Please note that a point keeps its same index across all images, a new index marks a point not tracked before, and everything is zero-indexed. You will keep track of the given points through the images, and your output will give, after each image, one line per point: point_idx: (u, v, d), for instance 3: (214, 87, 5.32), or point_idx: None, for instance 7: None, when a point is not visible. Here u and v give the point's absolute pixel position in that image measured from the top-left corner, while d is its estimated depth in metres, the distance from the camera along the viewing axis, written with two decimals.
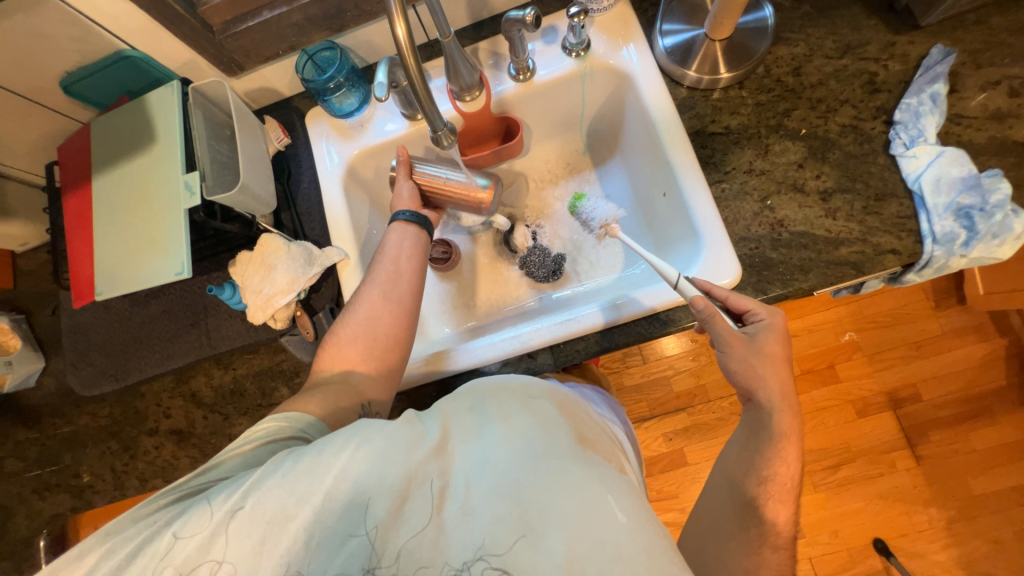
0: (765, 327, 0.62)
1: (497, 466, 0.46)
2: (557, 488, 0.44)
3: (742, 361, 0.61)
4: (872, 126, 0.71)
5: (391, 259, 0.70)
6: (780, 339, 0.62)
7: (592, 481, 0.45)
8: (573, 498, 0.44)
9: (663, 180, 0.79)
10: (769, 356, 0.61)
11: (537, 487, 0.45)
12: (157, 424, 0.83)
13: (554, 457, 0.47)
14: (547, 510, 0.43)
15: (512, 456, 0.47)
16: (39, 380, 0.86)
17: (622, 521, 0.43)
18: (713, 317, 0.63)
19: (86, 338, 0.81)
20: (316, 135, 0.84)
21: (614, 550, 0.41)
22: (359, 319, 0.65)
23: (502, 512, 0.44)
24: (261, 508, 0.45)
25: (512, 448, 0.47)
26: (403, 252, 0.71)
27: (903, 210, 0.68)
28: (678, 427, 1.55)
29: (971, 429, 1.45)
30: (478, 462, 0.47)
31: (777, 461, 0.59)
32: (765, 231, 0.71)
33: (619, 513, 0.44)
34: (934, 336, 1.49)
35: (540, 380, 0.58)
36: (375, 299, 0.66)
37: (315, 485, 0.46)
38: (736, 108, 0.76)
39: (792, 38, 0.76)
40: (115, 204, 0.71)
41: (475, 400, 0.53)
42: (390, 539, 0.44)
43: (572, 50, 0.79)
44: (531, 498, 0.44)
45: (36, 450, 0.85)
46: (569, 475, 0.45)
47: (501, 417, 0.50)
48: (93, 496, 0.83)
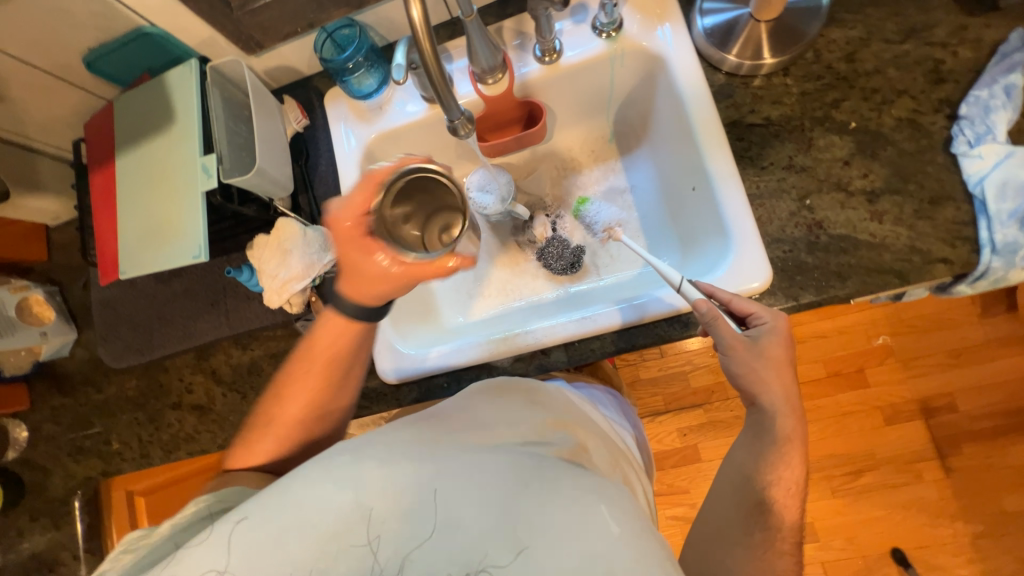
0: (767, 330, 0.59)
1: (493, 474, 0.46)
2: (550, 497, 0.44)
3: (744, 363, 0.58)
4: (931, 120, 0.64)
5: (314, 362, 0.62)
6: (782, 342, 0.59)
7: (588, 492, 0.45)
8: (566, 510, 0.43)
9: (692, 173, 0.75)
10: (772, 360, 0.58)
11: (534, 495, 0.45)
12: (179, 400, 0.86)
13: (545, 467, 0.47)
14: (540, 525, 0.43)
15: (508, 465, 0.47)
16: (72, 350, 0.90)
17: (614, 532, 0.42)
18: (716, 321, 0.59)
19: (115, 313, 0.84)
20: (334, 117, 0.82)
21: (607, 562, 0.41)
22: (278, 427, 0.62)
23: (494, 526, 0.43)
24: (262, 516, 0.45)
25: (507, 459, 0.48)
26: (341, 354, 0.63)
27: (959, 215, 0.62)
28: (693, 423, 1.52)
29: (1008, 443, 1.37)
30: (475, 468, 0.46)
31: (781, 466, 0.57)
32: (801, 233, 0.66)
33: (614, 525, 0.43)
34: (976, 344, 1.40)
35: (533, 394, 0.58)
36: (302, 409, 0.62)
37: (310, 505, 0.45)
38: (779, 97, 0.70)
39: (849, 19, 0.69)
40: (135, 185, 0.72)
41: (470, 404, 0.55)
42: (392, 543, 0.44)
43: (603, 30, 0.75)
44: (524, 512, 0.44)
45: (70, 416, 0.89)
46: (560, 485, 0.45)
47: (492, 431, 0.51)
48: (122, 463, 0.87)
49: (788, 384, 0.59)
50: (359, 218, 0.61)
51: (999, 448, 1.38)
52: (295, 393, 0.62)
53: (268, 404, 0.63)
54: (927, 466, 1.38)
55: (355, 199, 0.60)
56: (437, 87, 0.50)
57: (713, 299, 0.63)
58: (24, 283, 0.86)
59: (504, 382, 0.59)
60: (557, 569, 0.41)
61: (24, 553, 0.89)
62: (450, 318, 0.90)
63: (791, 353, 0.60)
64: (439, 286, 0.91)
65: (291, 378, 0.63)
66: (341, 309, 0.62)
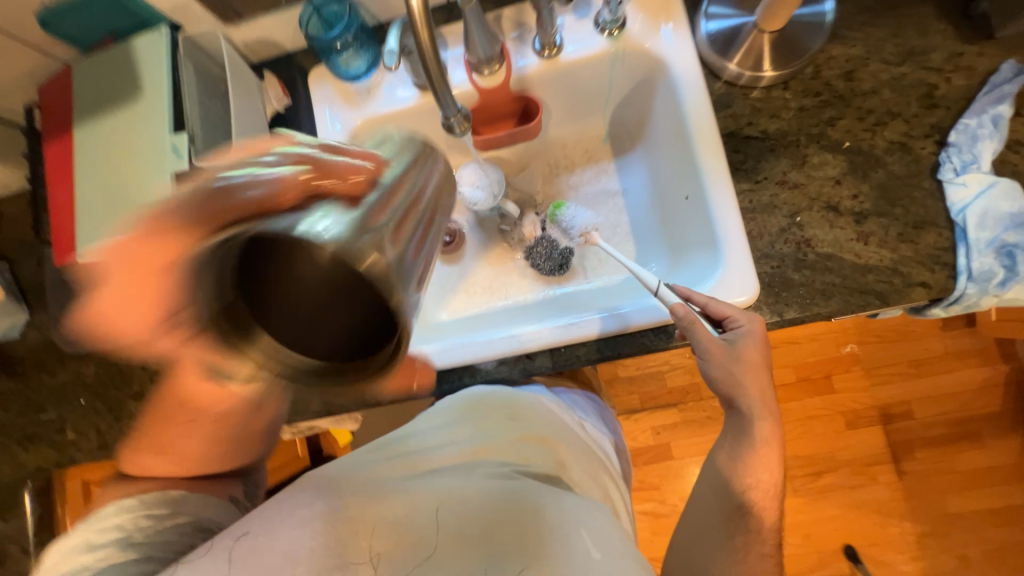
0: (744, 333, 0.60)
1: (485, 490, 0.54)
2: (537, 510, 0.52)
3: (722, 368, 0.59)
4: (922, 145, 0.65)
5: (185, 407, 0.56)
6: (758, 345, 0.59)
7: (566, 509, 0.53)
8: (552, 524, 0.51)
9: (686, 182, 0.74)
10: (748, 363, 0.59)
11: (522, 509, 0.52)
12: (143, 390, 0.81)
13: (535, 485, 0.56)
14: (527, 531, 0.50)
15: (498, 484, 0.55)
16: (23, 332, 0.84)
17: (595, 556, 0.49)
18: (694, 325, 0.60)
19: (72, 295, 0.78)
20: (318, 98, 0.77)
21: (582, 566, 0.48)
22: (160, 458, 0.56)
23: (484, 528, 0.51)
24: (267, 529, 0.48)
25: (496, 478, 0.56)
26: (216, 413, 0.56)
27: (941, 241, 0.63)
28: (667, 421, 1.56)
29: (957, 449, 1.45)
30: (469, 487, 0.55)
31: (759, 469, 0.58)
32: (790, 250, 0.66)
33: (593, 550, 0.49)
34: (936, 355, 1.47)
35: (528, 409, 0.69)
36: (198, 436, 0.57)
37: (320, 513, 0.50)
38: (777, 110, 0.69)
39: (850, 37, 0.69)
40: (94, 159, 0.66)
41: (477, 420, 0.65)
42: (392, 551, 0.48)
43: (605, 28, 0.72)
44: (514, 518, 0.51)
45: (19, 402, 0.83)
46: (548, 502, 0.54)
47: (492, 446, 0.61)
48: (76, 454, 0.81)
49: (764, 387, 0.59)
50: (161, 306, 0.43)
51: (948, 454, 1.46)
52: (175, 433, 0.57)
53: (148, 434, 0.57)
54: (881, 470, 1.46)
55: (126, 284, 0.42)
56: (433, 83, 0.47)
57: (689, 303, 0.63)
58: None
59: (489, 393, 0.69)
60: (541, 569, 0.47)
61: None
62: (432, 314, 0.87)
63: (766, 355, 0.60)
64: None
65: (163, 420, 0.57)
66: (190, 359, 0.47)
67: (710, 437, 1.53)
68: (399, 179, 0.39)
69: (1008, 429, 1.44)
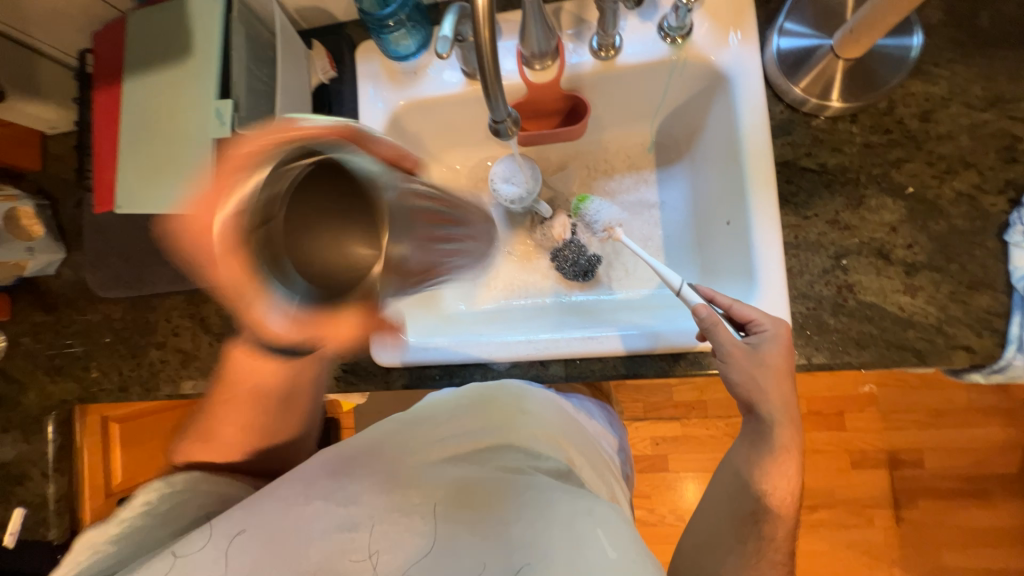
0: (769, 337, 0.57)
1: (486, 484, 0.48)
2: (547, 511, 0.45)
3: (743, 371, 0.57)
4: (991, 201, 0.61)
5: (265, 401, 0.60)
6: (784, 351, 0.57)
7: (578, 508, 0.46)
8: (563, 527, 0.44)
9: (729, 206, 0.71)
10: (771, 369, 0.57)
11: (524, 508, 0.46)
12: (164, 340, 0.83)
13: (545, 486, 0.48)
14: (537, 536, 0.44)
15: (501, 478, 0.49)
16: (59, 269, 0.87)
17: (612, 558, 0.42)
18: (716, 327, 0.58)
19: (108, 242, 0.82)
20: (364, 75, 0.77)
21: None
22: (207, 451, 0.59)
23: (491, 530, 0.45)
24: (266, 525, 0.45)
25: (499, 471, 0.50)
26: (262, 387, 0.60)
27: (994, 305, 0.60)
28: (668, 433, 1.55)
29: (962, 505, 1.40)
30: (469, 482, 0.49)
31: (777, 477, 0.55)
32: (830, 293, 0.63)
33: (608, 548, 0.43)
34: (957, 408, 1.41)
35: (543, 399, 0.61)
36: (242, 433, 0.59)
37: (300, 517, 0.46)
38: (840, 144, 0.65)
39: (934, 73, 0.64)
40: (140, 114, 0.66)
41: (482, 406, 0.58)
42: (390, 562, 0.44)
43: (668, 35, 0.68)
44: (524, 523, 0.45)
45: (50, 334, 0.87)
46: (560, 505, 0.46)
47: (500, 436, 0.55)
48: (98, 393, 0.85)
49: (787, 396, 0.57)
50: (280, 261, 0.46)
51: (953, 508, 1.41)
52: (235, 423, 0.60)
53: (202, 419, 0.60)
54: (879, 513, 1.42)
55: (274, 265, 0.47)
56: (487, 90, 0.45)
57: (713, 304, 0.62)
58: (13, 192, 0.83)
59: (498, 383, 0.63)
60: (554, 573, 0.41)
61: None
62: (450, 303, 0.87)
63: (790, 364, 0.58)
64: None
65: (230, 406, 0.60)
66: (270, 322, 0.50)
67: (710, 455, 1.52)
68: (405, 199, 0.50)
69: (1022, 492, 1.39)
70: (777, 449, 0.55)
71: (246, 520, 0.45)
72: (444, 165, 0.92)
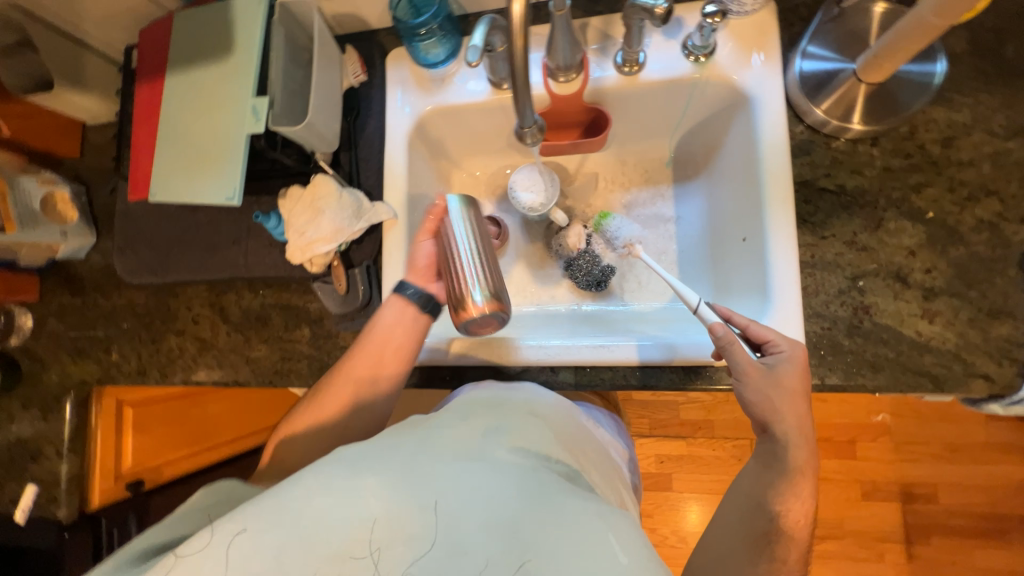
0: (785, 359, 0.57)
1: (497, 485, 0.46)
2: (557, 516, 0.44)
3: (757, 391, 0.57)
4: (1014, 229, 0.61)
5: (386, 354, 0.66)
6: (800, 373, 0.57)
7: (595, 519, 0.45)
8: (575, 537, 0.43)
9: (746, 223, 0.72)
10: (788, 391, 0.56)
11: (536, 514, 0.44)
12: (184, 327, 0.85)
13: (556, 492, 0.47)
14: (545, 543, 0.43)
15: (513, 480, 0.47)
16: (88, 253, 0.91)
17: (622, 562, 0.42)
18: (732, 346, 0.57)
19: (137, 229, 0.85)
20: (393, 80, 0.79)
21: None
22: (320, 406, 0.65)
23: (500, 531, 0.44)
24: (264, 532, 0.43)
25: (511, 471, 0.48)
26: (393, 342, 0.66)
27: (1013, 335, 0.59)
28: (672, 452, 1.53)
29: (977, 545, 1.35)
30: (478, 481, 0.46)
31: (791, 498, 0.54)
32: (845, 314, 0.63)
33: (621, 554, 0.42)
34: (972, 443, 1.37)
35: (553, 407, 0.61)
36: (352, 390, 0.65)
37: (299, 518, 0.44)
38: (860, 166, 0.66)
39: (956, 101, 0.64)
40: (180, 108, 0.69)
41: (492, 406, 0.57)
42: (393, 560, 0.43)
43: (692, 53, 0.70)
44: (533, 532, 0.43)
45: (75, 316, 0.90)
46: (570, 512, 0.45)
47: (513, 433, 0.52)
48: (116, 375, 0.87)
49: (802, 417, 0.56)
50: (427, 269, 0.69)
51: (967, 548, 1.36)
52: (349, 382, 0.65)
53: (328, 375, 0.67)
54: (890, 548, 1.37)
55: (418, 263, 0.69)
56: (516, 98, 0.47)
57: (729, 323, 0.62)
58: (52, 177, 0.87)
59: (507, 391, 0.61)
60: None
61: (11, 437, 0.90)
62: None
63: (807, 387, 0.58)
64: None
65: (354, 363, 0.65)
66: (405, 293, 0.67)
67: (715, 477, 1.49)
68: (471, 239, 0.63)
69: None
70: (792, 470, 0.55)
71: (248, 519, 0.44)
72: (464, 171, 0.94)
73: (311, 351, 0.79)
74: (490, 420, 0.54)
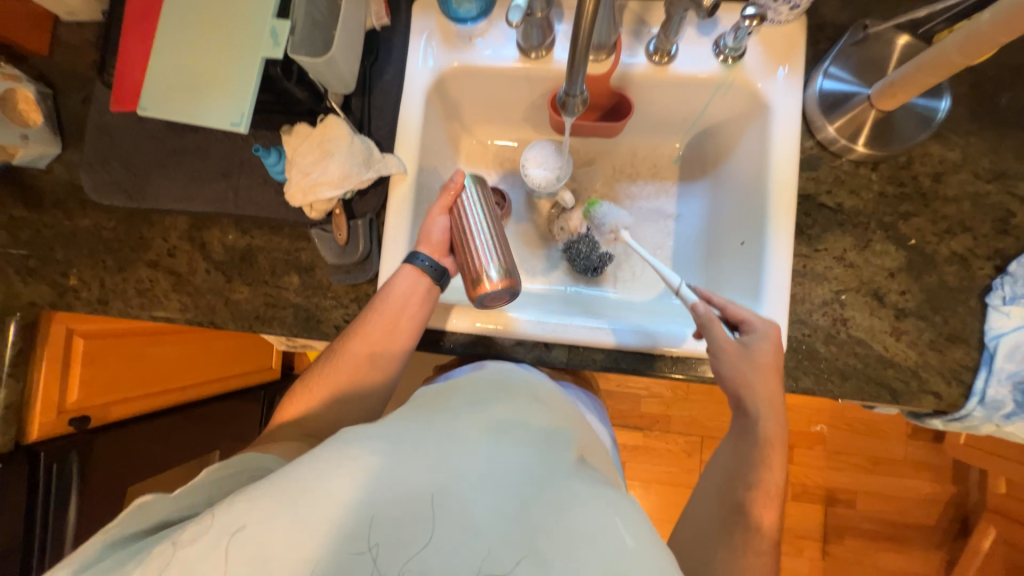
0: (761, 336, 0.61)
1: (504, 469, 0.46)
2: (557, 498, 0.44)
3: (733, 366, 0.61)
4: (980, 265, 0.67)
5: (402, 318, 0.66)
6: (773, 351, 0.61)
7: (597, 501, 0.45)
8: (576, 519, 0.43)
9: (745, 227, 0.75)
10: (761, 366, 0.60)
11: (543, 502, 0.44)
12: (156, 259, 0.79)
13: (558, 475, 0.47)
14: (543, 527, 0.42)
15: (518, 466, 0.47)
16: (50, 164, 0.82)
17: (627, 544, 0.42)
18: (710, 322, 0.62)
19: (112, 145, 0.78)
20: (418, 30, 0.76)
21: (611, 567, 0.40)
22: (334, 366, 0.66)
23: (500, 515, 0.43)
24: (265, 521, 0.42)
25: (518, 458, 0.47)
26: (408, 306, 0.67)
27: (966, 359, 0.65)
28: (629, 442, 1.59)
29: (883, 548, 1.50)
30: (480, 464, 0.46)
31: (775, 499, 0.58)
32: (825, 323, 0.68)
33: (628, 537, 0.42)
34: (896, 459, 1.50)
35: (551, 393, 0.61)
36: (363, 353, 0.66)
37: (300, 512, 0.42)
38: (859, 187, 0.70)
39: (951, 140, 0.69)
40: (186, 20, 0.64)
41: (494, 393, 0.56)
42: (393, 555, 0.41)
43: (722, 53, 0.71)
44: (531, 514, 0.43)
45: (29, 232, 0.81)
46: (572, 493, 0.45)
47: (512, 419, 0.52)
48: (73, 301, 0.80)
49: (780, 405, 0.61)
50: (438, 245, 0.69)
51: (874, 550, 1.51)
52: (363, 344, 0.66)
53: (339, 340, 0.68)
54: (809, 545, 1.51)
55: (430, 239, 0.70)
56: (571, 66, 0.47)
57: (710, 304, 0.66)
58: (15, 73, 0.77)
59: (506, 374, 0.62)
60: (563, 562, 0.41)
61: None
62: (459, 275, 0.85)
63: (779, 363, 0.61)
64: None
65: (365, 328, 0.66)
66: (416, 261, 0.67)
67: (665, 468, 1.57)
68: (479, 212, 0.66)
69: (935, 544, 1.50)
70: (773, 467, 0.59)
71: (247, 517, 0.42)
72: (474, 138, 0.92)
73: (299, 300, 0.76)
74: (494, 411, 0.53)
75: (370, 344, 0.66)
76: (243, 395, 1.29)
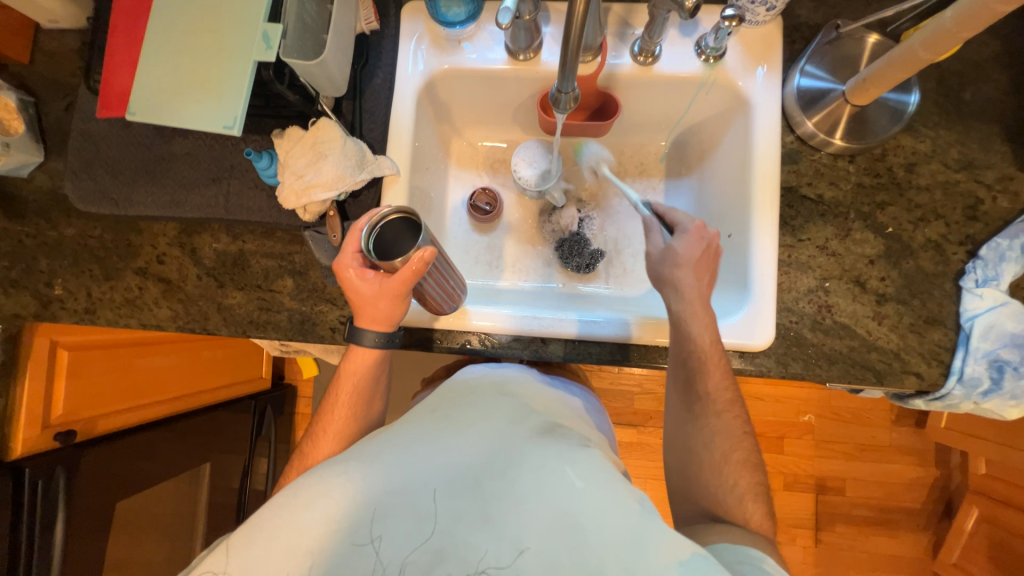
0: (685, 234, 0.65)
1: (462, 460, 0.48)
2: (520, 466, 0.47)
3: (660, 270, 0.66)
4: (954, 250, 0.70)
5: (369, 393, 0.66)
6: (698, 246, 0.64)
7: (553, 458, 0.47)
8: (537, 479, 0.46)
9: (731, 221, 0.77)
10: (688, 262, 0.64)
11: (501, 475, 0.47)
12: (145, 266, 0.78)
13: (519, 448, 0.49)
14: (514, 493, 0.45)
15: (486, 451, 0.49)
16: (33, 173, 0.80)
17: (577, 485, 0.45)
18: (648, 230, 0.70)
19: (97, 152, 0.76)
20: (408, 33, 0.77)
21: (570, 511, 0.44)
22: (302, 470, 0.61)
23: (478, 497, 0.46)
24: (265, 530, 0.44)
25: (480, 447, 0.49)
26: (369, 389, 0.66)
27: (943, 341, 0.68)
28: (623, 439, 1.61)
29: (872, 533, 1.54)
30: (452, 456, 0.48)
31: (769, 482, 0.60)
32: (811, 311, 0.70)
33: (576, 480, 0.45)
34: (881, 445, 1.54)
35: (522, 382, 0.63)
36: (335, 446, 0.63)
37: (294, 521, 0.44)
38: (837, 179, 0.73)
39: (921, 132, 0.73)
40: (176, 25, 0.64)
41: (465, 392, 0.59)
42: (391, 545, 0.44)
43: (705, 52, 0.74)
44: (504, 486, 0.46)
45: (10, 242, 0.79)
46: (534, 455, 0.48)
47: (483, 413, 0.54)
48: (58, 312, 0.78)
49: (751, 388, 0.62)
50: (392, 311, 0.62)
51: (865, 535, 1.54)
52: (328, 442, 0.63)
53: (306, 444, 0.64)
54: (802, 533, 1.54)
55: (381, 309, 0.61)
56: (563, 65, 0.49)
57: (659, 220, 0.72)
58: None
59: (478, 376, 0.63)
60: (534, 520, 0.44)
61: None
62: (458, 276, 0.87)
63: (708, 255, 0.64)
64: (457, 242, 0.89)
65: (329, 422, 0.64)
66: (363, 342, 0.63)
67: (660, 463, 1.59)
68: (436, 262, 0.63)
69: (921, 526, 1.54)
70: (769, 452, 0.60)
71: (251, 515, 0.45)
72: (464, 141, 0.94)
73: (293, 304, 0.76)
74: (462, 411, 0.55)
75: (337, 436, 0.63)
76: (233, 406, 1.27)
